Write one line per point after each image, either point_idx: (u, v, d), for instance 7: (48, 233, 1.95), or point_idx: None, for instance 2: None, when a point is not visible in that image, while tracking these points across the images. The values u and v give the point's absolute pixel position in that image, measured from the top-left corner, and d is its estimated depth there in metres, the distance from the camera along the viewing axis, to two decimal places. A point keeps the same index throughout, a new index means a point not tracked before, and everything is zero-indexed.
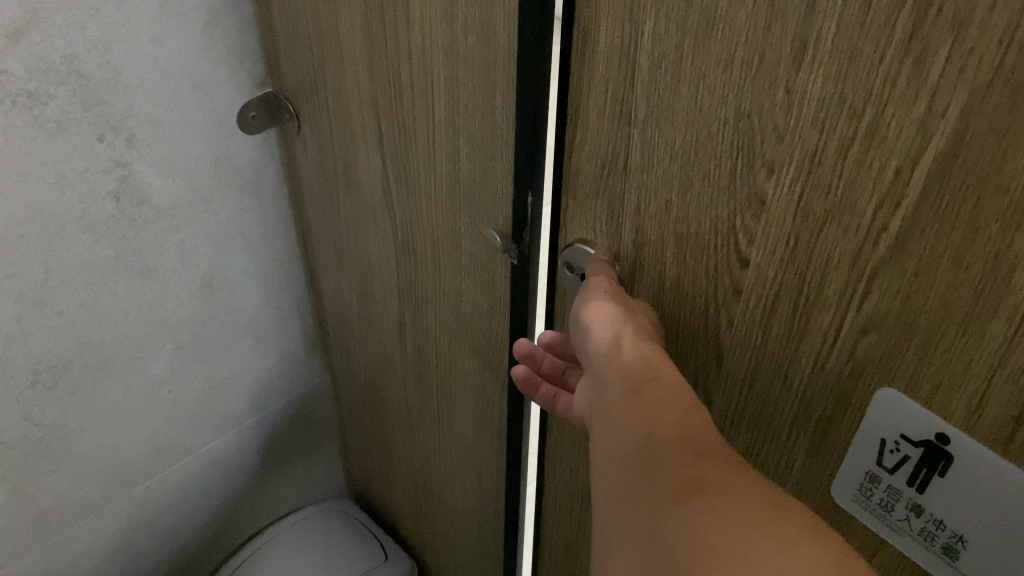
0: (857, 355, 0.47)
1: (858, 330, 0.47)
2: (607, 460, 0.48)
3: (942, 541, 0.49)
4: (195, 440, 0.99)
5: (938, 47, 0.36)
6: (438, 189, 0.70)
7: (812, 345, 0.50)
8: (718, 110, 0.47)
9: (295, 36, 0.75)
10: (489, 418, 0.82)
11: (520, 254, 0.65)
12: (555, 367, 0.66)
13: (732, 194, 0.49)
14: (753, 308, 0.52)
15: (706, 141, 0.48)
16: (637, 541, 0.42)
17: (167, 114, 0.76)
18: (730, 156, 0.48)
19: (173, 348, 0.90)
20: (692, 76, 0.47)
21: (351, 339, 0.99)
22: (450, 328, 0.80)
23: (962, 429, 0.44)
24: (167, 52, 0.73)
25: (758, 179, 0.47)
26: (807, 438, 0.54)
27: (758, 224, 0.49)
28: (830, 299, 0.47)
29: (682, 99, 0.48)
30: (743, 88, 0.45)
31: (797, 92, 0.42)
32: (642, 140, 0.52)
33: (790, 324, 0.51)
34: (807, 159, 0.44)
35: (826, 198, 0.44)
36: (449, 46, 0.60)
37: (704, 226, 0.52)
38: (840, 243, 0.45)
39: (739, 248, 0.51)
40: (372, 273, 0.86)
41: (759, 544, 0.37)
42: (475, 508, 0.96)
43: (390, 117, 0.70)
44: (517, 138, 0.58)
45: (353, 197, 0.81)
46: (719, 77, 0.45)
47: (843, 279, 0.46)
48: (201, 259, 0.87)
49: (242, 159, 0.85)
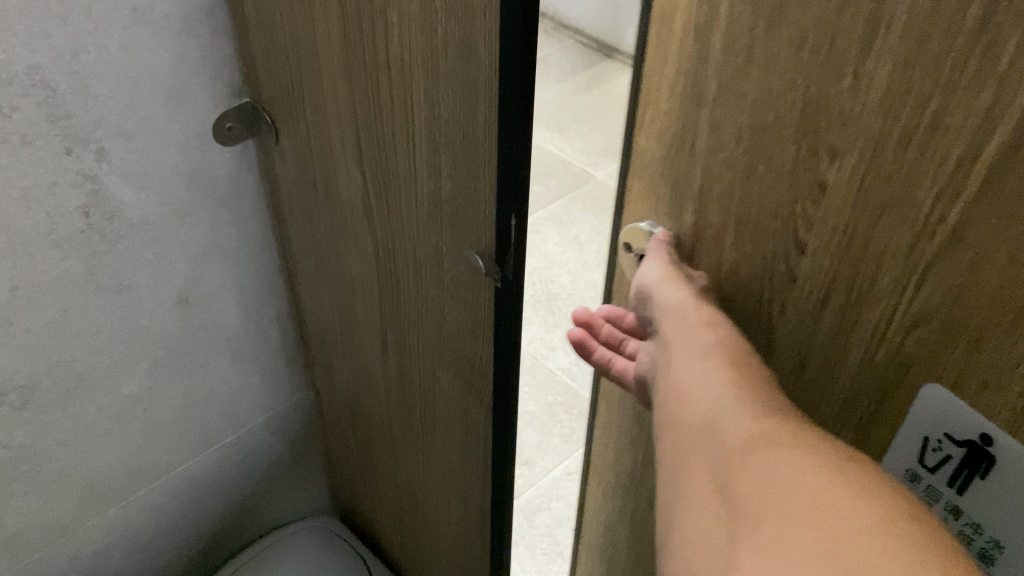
0: (907, 349, 0.45)
1: (910, 323, 0.44)
2: (679, 425, 0.48)
3: (978, 547, 0.46)
4: (174, 458, 0.96)
5: (1008, 39, 0.34)
6: (420, 208, 0.67)
7: (862, 336, 0.47)
8: (788, 92, 0.43)
9: (272, 45, 0.71)
10: (474, 442, 0.79)
11: (503, 277, 0.63)
12: (614, 336, 0.62)
13: (793, 179, 0.46)
14: (807, 298, 0.49)
15: (773, 125, 0.45)
16: (708, 513, 0.43)
17: (139, 125, 0.73)
18: (795, 142, 0.44)
19: (148, 365, 0.87)
20: (762, 60, 0.43)
21: (333, 356, 0.95)
22: (433, 349, 0.76)
23: (1008, 430, 0.42)
24: (139, 62, 0.70)
25: (821, 167, 0.44)
26: (851, 431, 0.51)
27: (818, 211, 0.45)
28: (883, 289, 0.44)
29: (752, 81, 0.45)
30: (812, 72, 0.41)
31: (866, 79, 0.39)
32: (710, 123, 0.48)
33: (839, 316, 0.48)
34: (870, 148, 0.41)
35: (886, 188, 0.41)
36: (429, 61, 0.57)
37: (763, 212, 0.48)
38: (897, 232, 0.42)
39: (797, 235, 0.47)
40: (353, 289, 0.83)
41: (834, 502, 0.38)
42: (461, 532, 0.92)
43: (369, 131, 0.67)
44: (501, 160, 0.56)
45: (332, 212, 0.78)
46: (789, 62, 0.42)
47: (898, 269, 0.43)
48: (177, 274, 0.84)
49: (220, 171, 0.82)
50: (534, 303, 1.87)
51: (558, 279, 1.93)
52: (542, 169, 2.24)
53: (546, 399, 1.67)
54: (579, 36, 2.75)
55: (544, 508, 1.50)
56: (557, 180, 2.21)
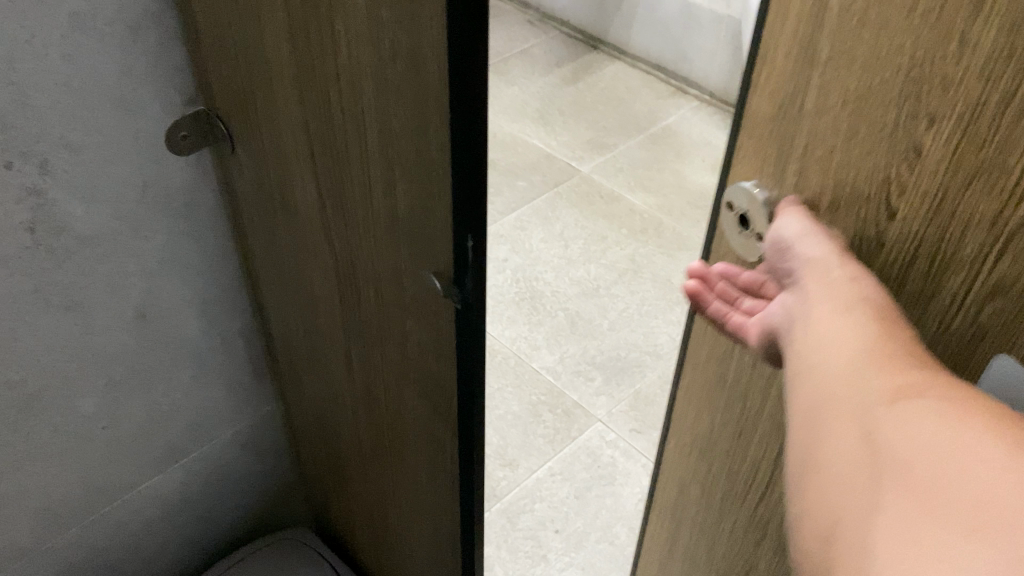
0: (985, 327, 0.38)
1: (987, 296, 0.38)
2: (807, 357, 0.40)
3: None
4: (137, 475, 0.93)
5: None
6: (377, 226, 0.63)
7: (936, 310, 0.40)
8: (896, 46, 0.35)
9: (222, 52, 0.68)
10: (442, 463, 0.76)
11: (463, 299, 0.59)
12: (731, 296, 0.49)
13: (884, 140, 0.38)
14: (883, 272, 0.42)
15: (879, 87, 0.37)
16: (843, 456, 0.36)
17: (85, 136, 0.70)
18: (894, 104, 0.37)
19: (106, 382, 0.84)
20: (881, 16, 0.35)
21: (300, 368, 0.92)
22: (397, 368, 0.73)
23: None
24: (82, 70, 0.66)
25: (916, 130, 0.37)
26: None
27: (910, 176, 0.38)
28: (964, 260, 0.38)
29: (867, 36, 0.36)
30: (922, 31, 0.34)
31: (972, 39, 0.33)
32: (821, 86, 0.40)
33: (915, 289, 0.41)
34: (968, 113, 0.34)
35: (979, 152, 0.35)
36: (378, 74, 0.53)
37: (855, 177, 0.40)
38: (983, 200, 0.36)
39: (883, 202, 0.40)
40: (316, 303, 0.80)
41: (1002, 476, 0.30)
42: (433, 550, 0.89)
43: (323, 143, 0.63)
44: (452, 180, 0.53)
45: (291, 224, 0.75)
46: (899, 21, 0.35)
47: (982, 240, 0.36)
48: (133, 289, 0.81)
49: (175, 182, 0.78)
50: (518, 301, 1.84)
51: (543, 276, 1.90)
52: (527, 163, 2.20)
53: (530, 399, 1.64)
54: (564, 28, 2.72)
55: (527, 510, 1.47)
56: (542, 174, 2.17)
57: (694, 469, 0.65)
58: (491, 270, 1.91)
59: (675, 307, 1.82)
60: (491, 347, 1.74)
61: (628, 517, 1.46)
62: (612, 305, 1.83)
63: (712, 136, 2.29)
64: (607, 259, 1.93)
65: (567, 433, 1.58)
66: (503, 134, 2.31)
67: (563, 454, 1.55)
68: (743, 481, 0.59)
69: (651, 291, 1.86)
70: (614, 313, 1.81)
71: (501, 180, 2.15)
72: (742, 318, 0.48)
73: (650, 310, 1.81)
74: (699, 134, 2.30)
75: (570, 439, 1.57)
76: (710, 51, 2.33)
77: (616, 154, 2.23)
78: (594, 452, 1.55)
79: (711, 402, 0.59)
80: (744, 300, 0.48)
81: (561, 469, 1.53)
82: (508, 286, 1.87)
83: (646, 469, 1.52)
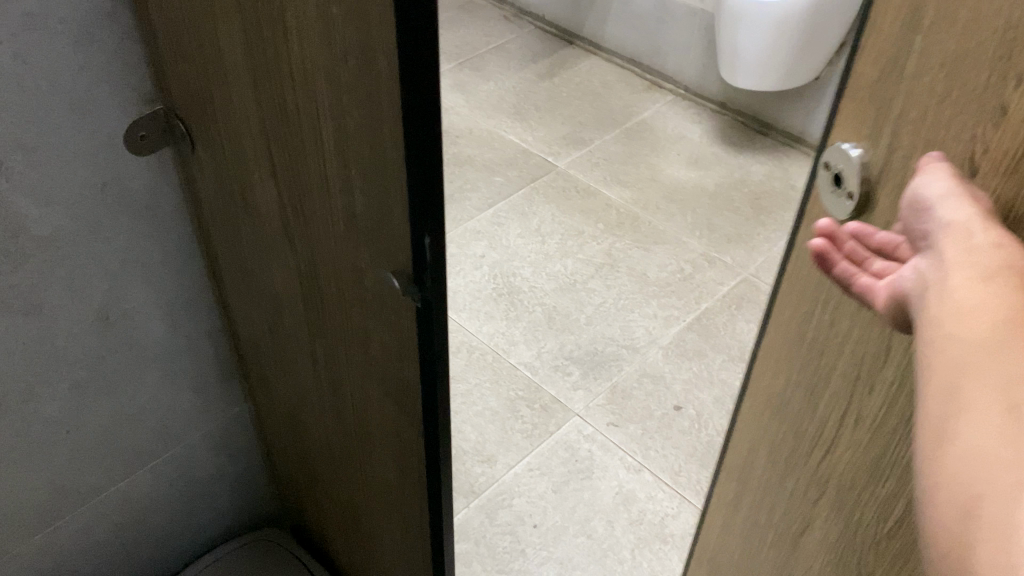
0: None
1: None
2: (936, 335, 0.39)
3: None
4: (105, 479, 0.92)
5: None
6: (336, 225, 0.63)
7: None
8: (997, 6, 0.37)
9: (178, 50, 0.67)
10: (409, 462, 0.76)
11: (423, 298, 0.59)
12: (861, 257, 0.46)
13: (978, 100, 0.40)
14: None
15: (978, 48, 0.39)
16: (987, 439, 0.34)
17: (38, 137, 0.69)
18: (989, 64, 0.39)
19: (69, 386, 0.83)
20: None
21: (269, 369, 0.91)
22: (362, 367, 0.73)
23: None
24: (35, 70, 0.65)
25: (1009, 89, 0.38)
26: None
27: (998, 134, 0.40)
28: None
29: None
30: None
31: None
32: (923, 47, 0.42)
33: None
34: None
35: None
36: (331, 71, 0.53)
37: (946, 136, 0.42)
38: None
39: (969, 162, 0.42)
40: (281, 303, 0.79)
41: None
42: (405, 549, 0.89)
43: (280, 142, 0.63)
44: (408, 180, 0.52)
45: (252, 223, 0.75)
46: None
47: None
48: (95, 292, 0.80)
49: (136, 183, 0.77)
50: (495, 296, 1.84)
51: (520, 272, 1.89)
52: (503, 159, 2.20)
53: (508, 394, 1.64)
54: (540, 22, 2.72)
55: (506, 506, 1.47)
56: (519, 169, 2.17)
57: (764, 430, 0.66)
58: (468, 266, 1.90)
59: (651, 301, 1.82)
60: (468, 343, 1.74)
61: (606, 511, 1.46)
62: (589, 299, 1.83)
63: (688, 130, 2.29)
64: (584, 254, 1.93)
65: (545, 427, 1.58)
66: (479, 129, 2.30)
67: (541, 449, 1.55)
68: (807, 441, 0.61)
69: (627, 285, 1.86)
70: (591, 307, 1.81)
71: (477, 175, 2.15)
72: (870, 280, 0.45)
73: (627, 304, 1.82)
74: (674, 128, 2.30)
75: (548, 434, 1.57)
76: (685, 45, 2.34)
77: (592, 149, 2.23)
78: (572, 446, 1.55)
79: (787, 364, 0.61)
80: (874, 262, 0.46)
81: (539, 463, 1.53)
82: (486, 282, 1.87)
83: (623, 463, 1.53)
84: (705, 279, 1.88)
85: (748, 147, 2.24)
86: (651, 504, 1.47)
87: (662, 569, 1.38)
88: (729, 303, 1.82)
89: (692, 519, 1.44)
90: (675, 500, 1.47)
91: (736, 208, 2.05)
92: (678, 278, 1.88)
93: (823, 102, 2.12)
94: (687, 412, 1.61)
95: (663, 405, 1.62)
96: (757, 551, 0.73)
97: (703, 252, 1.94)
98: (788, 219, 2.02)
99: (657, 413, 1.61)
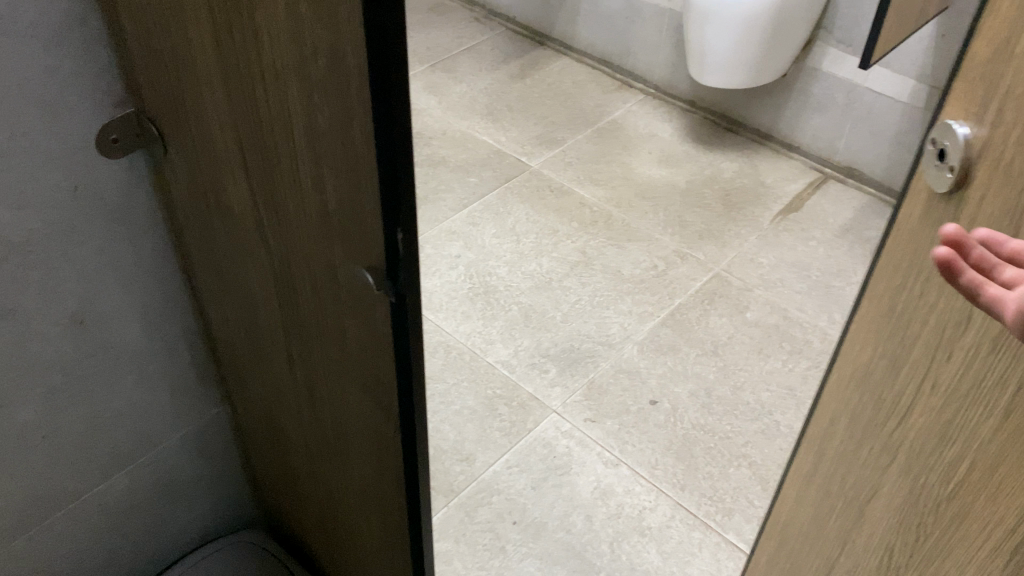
0: None
1: None
2: None
3: None
4: (82, 483, 0.92)
5: None
6: (309, 222, 0.64)
7: None
8: None
9: (149, 52, 0.67)
10: (387, 457, 0.77)
11: (396, 292, 0.60)
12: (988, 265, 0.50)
13: None
14: None
15: None
16: None
17: (9, 141, 0.69)
18: None
19: (44, 390, 0.83)
20: None
21: (245, 370, 0.92)
22: (338, 364, 0.74)
23: None
24: (5, 74, 0.65)
25: None
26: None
27: None
28: None
29: None
30: None
31: None
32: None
33: None
34: None
35: None
36: (301, 70, 0.54)
37: None
38: None
39: None
40: (256, 302, 0.80)
41: None
42: (384, 545, 0.90)
43: (252, 141, 0.64)
44: (378, 174, 0.53)
45: (226, 223, 0.75)
46: None
47: None
48: (68, 295, 0.80)
49: (108, 185, 0.77)
50: (471, 296, 1.85)
51: (495, 271, 1.91)
52: (477, 159, 2.21)
53: (486, 393, 1.65)
54: (510, 24, 2.74)
55: (486, 503, 1.48)
56: (492, 170, 2.18)
57: (847, 399, 0.73)
58: (444, 266, 1.91)
59: (626, 298, 1.84)
60: (445, 343, 1.75)
61: (584, 505, 1.47)
62: (565, 297, 1.85)
63: (659, 129, 2.32)
64: (558, 253, 1.95)
65: (524, 425, 1.59)
66: (452, 130, 2.31)
67: (519, 446, 1.56)
68: (887, 406, 0.68)
69: (602, 283, 1.88)
70: (567, 305, 1.83)
71: (451, 176, 2.16)
72: (999, 291, 0.49)
73: (602, 301, 1.84)
74: (646, 127, 2.33)
75: (526, 431, 1.59)
76: (654, 45, 2.36)
77: (564, 149, 2.25)
78: (550, 443, 1.57)
79: (876, 335, 0.67)
80: (1005, 271, 0.50)
81: (518, 460, 1.54)
82: (462, 282, 1.88)
83: (600, 458, 1.54)
84: (678, 275, 1.90)
85: (719, 145, 2.27)
86: (629, 498, 1.48)
87: (640, 561, 1.40)
88: (702, 299, 1.85)
89: (669, 511, 1.46)
90: (652, 493, 1.49)
91: (707, 205, 2.08)
92: (652, 274, 1.90)
93: (790, 99, 2.16)
94: (662, 406, 1.63)
95: (639, 400, 1.64)
96: (827, 516, 0.80)
97: (676, 248, 1.97)
98: (759, 215, 2.06)
99: (634, 408, 1.63)
